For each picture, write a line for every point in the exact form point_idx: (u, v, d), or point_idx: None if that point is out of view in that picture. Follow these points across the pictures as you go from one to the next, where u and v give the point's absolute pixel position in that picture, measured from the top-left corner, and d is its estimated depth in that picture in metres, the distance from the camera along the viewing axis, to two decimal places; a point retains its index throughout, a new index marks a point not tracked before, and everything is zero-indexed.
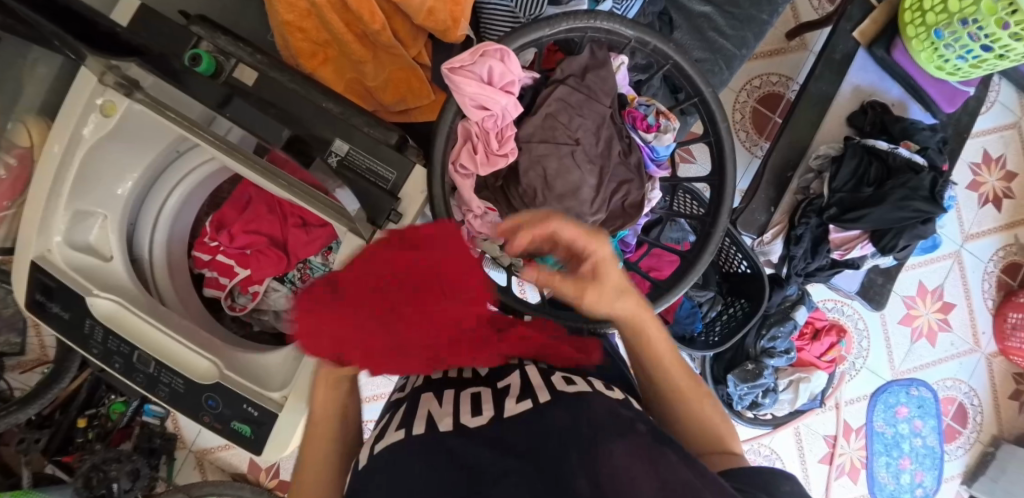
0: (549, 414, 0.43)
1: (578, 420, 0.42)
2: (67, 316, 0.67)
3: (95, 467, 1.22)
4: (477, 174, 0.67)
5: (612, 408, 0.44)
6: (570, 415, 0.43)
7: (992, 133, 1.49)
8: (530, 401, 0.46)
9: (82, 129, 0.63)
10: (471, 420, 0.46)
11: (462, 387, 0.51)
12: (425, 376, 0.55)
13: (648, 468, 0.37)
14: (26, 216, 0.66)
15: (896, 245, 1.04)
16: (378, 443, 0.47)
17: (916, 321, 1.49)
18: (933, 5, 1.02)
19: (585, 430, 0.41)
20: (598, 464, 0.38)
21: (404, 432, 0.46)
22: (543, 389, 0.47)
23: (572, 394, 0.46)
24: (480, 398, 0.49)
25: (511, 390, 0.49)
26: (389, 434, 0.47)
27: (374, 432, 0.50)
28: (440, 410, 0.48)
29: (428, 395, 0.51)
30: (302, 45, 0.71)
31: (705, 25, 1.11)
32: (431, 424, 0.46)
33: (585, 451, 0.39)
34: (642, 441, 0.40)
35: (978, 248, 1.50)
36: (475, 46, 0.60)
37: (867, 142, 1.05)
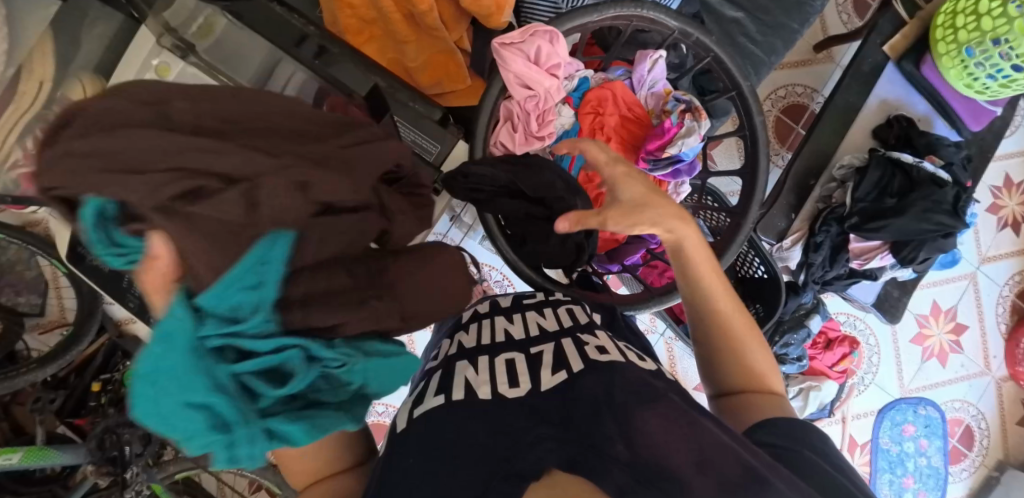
0: (583, 381, 0.45)
1: (612, 385, 0.44)
2: (106, 269, 0.69)
3: (110, 428, 1.24)
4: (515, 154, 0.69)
5: (646, 377, 0.46)
6: (604, 381, 0.44)
7: (1014, 157, 1.49)
8: (566, 372, 0.47)
9: None
10: (510, 389, 0.47)
11: (496, 356, 0.53)
12: (459, 345, 0.57)
13: (682, 432, 0.38)
14: None
15: (915, 257, 1.05)
16: (419, 407, 0.48)
17: (928, 340, 1.49)
18: (965, 23, 1.03)
19: (619, 394, 0.43)
20: (634, 429, 0.39)
21: (445, 398, 0.47)
22: (577, 358, 0.49)
23: (606, 362, 0.47)
24: (517, 368, 0.50)
25: (545, 359, 0.50)
26: (427, 398, 0.49)
27: (412, 396, 0.51)
28: (477, 376, 0.50)
29: (464, 363, 0.53)
30: (349, 22, 0.74)
31: (736, 30, 1.12)
32: (470, 390, 0.48)
33: (620, 413, 0.41)
34: (674, 408, 0.41)
35: (993, 272, 1.50)
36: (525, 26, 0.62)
37: (892, 155, 1.05)
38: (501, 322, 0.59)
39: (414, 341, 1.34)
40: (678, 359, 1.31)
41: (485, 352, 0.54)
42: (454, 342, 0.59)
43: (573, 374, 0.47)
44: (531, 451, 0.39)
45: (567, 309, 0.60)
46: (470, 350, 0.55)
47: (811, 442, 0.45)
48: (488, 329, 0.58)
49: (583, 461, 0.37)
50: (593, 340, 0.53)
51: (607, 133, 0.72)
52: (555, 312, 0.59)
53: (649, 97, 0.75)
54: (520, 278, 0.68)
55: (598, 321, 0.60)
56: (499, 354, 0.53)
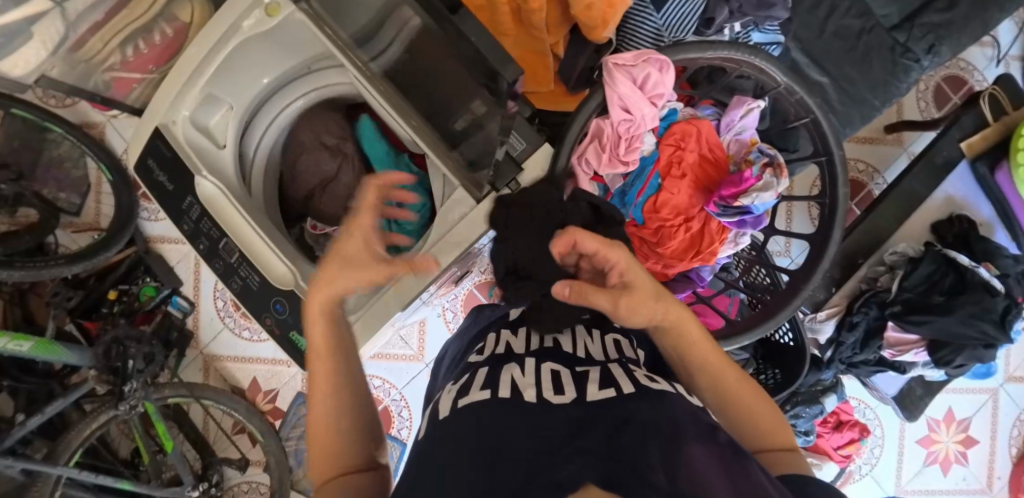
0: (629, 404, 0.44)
1: (662, 414, 0.42)
2: (170, 187, 0.71)
3: (117, 340, 1.25)
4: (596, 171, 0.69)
5: (693, 411, 0.45)
6: (653, 409, 0.43)
7: None
8: (615, 390, 0.46)
9: (243, 21, 0.66)
10: (555, 395, 0.46)
11: (542, 363, 0.52)
12: (506, 347, 0.56)
13: (726, 474, 0.36)
14: (165, 85, 0.69)
15: (951, 360, 1.03)
16: (464, 398, 0.48)
17: (934, 445, 1.46)
18: None
19: (666, 428, 0.41)
20: (679, 459, 0.37)
21: (490, 393, 0.47)
22: (626, 381, 0.48)
23: (655, 391, 0.47)
24: (562, 378, 0.49)
25: (592, 375, 0.49)
26: (474, 391, 0.48)
27: (457, 385, 0.52)
28: (523, 378, 0.49)
29: (512, 363, 0.52)
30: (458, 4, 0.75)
31: (817, 94, 1.12)
32: (516, 392, 0.47)
33: (666, 444, 0.38)
34: (719, 450, 0.40)
35: (1017, 392, 1.47)
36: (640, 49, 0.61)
37: (949, 253, 1.03)
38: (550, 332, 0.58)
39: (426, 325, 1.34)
40: None
41: (533, 356, 0.53)
42: (500, 341, 0.58)
43: (621, 394, 0.45)
44: (567, 449, 0.37)
45: (615, 338, 0.59)
46: (519, 353, 0.55)
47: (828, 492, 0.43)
48: (535, 336, 0.58)
49: (622, 483, 0.33)
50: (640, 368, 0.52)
51: (684, 169, 0.72)
52: (603, 337, 0.59)
53: (733, 143, 0.75)
54: None
55: (643, 358, 0.58)
56: (545, 362, 0.52)
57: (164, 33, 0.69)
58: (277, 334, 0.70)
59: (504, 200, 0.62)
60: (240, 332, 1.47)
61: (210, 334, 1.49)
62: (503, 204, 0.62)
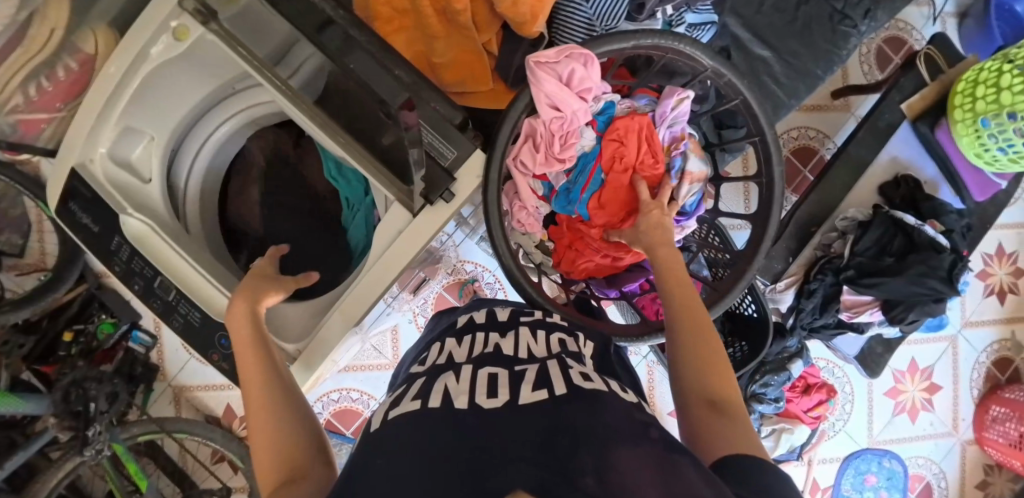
0: (568, 407, 0.44)
1: (595, 417, 0.42)
2: (96, 229, 0.68)
3: (76, 383, 1.21)
4: (534, 172, 0.71)
5: (627, 410, 0.45)
6: (587, 411, 0.43)
7: (1011, 228, 1.52)
8: (547, 392, 0.46)
9: (150, 48, 0.62)
10: (487, 399, 0.46)
11: (478, 367, 0.52)
12: (447, 356, 0.56)
13: (656, 475, 0.37)
14: (76, 123, 0.65)
15: (904, 317, 1.06)
16: (395, 408, 0.47)
17: (901, 396, 1.51)
18: (985, 94, 1.03)
19: (597, 428, 0.41)
20: (608, 464, 0.37)
21: (421, 404, 0.46)
22: (561, 381, 0.48)
23: (589, 390, 0.47)
24: (498, 382, 0.49)
25: (528, 376, 0.50)
26: (407, 401, 0.48)
27: (389, 400, 0.50)
28: (457, 386, 0.49)
29: (448, 373, 0.52)
30: (382, 10, 0.72)
31: (762, 69, 1.12)
32: (448, 400, 0.46)
33: (595, 448, 0.39)
34: (655, 447, 0.40)
35: (974, 337, 1.53)
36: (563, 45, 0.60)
37: (896, 214, 1.06)
38: (492, 338, 0.58)
39: (398, 333, 1.33)
40: (656, 384, 1.31)
41: (471, 362, 0.53)
42: (443, 352, 0.57)
43: (554, 396, 0.46)
44: (505, 469, 0.36)
45: (559, 337, 0.59)
46: (458, 361, 0.54)
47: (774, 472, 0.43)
48: (478, 343, 0.57)
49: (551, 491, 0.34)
50: (578, 366, 0.52)
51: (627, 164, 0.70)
52: (548, 337, 0.58)
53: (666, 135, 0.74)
54: (520, 293, 0.67)
55: (588, 353, 0.58)
56: (483, 367, 0.52)
57: (67, 68, 0.65)
58: (226, 369, 0.68)
59: (439, 212, 0.60)
60: None
61: (177, 364, 1.45)
62: (438, 216, 0.60)
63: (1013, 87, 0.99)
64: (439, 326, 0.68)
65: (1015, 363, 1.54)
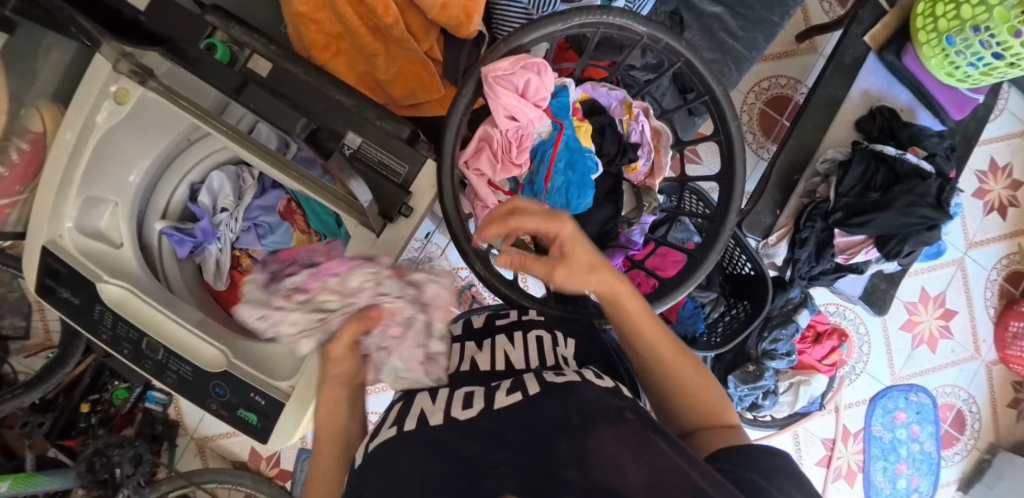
0: (542, 404, 0.44)
1: (566, 406, 0.43)
2: (77, 301, 0.68)
3: (99, 451, 1.23)
4: (491, 176, 0.70)
5: (606, 397, 0.45)
6: (556, 401, 0.44)
7: (1000, 141, 1.49)
8: (521, 394, 0.46)
9: (95, 116, 0.63)
10: (463, 411, 0.47)
11: (456, 384, 0.52)
12: (426, 374, 0.56)
13: (636, 451, 0.37)
14: (39, 201, 0.67)
15: (900, 251, 1.05)
16: (374, 440, 0.48)
17: (917, 327, 1.49)
18: (945, 12, 1.02)
19: (575, 417, 0.42)
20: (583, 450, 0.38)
21: (398, 429, 0.47)
22: (535, 381, 0.48)
23: (563, 384, 0.46)
24: (475, 394, 0.49)
25: (502, 385, 0.49)
26: (385, 430, 0.48)
27: (371, 428, 0.51)
28: (433, 405, 0.49)
29: (425, 395, 0.52)
30: (315, 37, 0.71)
31: (715, 25, 1.11)
32: (424, 420, 0.47)
33: (575, 438, 0.40)
34: (627, 428, 0.40)
35: (981, 256, 1.50)
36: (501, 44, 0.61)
37: (875, 148, 1.05)
38: (469, 351, 0.59)
39: None
40: None
41: (448, 380, 0.53)
42: (421, 371, 0.58)
43: (527, 396, 0.46)
44: (490, 475, 0.38)
45: (537, 336, 0.59)
46: (435, 379, 0.54)
47: (764, 468, 0.46)
48: (454, 355, 0.57)
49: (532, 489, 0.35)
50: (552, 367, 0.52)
51: None
52: (525, 340, 0.59)
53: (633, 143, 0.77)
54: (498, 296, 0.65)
55: (571, 351, 0.58)
56: (461, 386, 0.52)
57: (20, 150, 0.66)
58: (227, 416, 0.68)
59: (401, 228, 0.62)
60: None
61: (195, 416, 1.46)
62: (401, 231, 0.63)
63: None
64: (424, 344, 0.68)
65: None
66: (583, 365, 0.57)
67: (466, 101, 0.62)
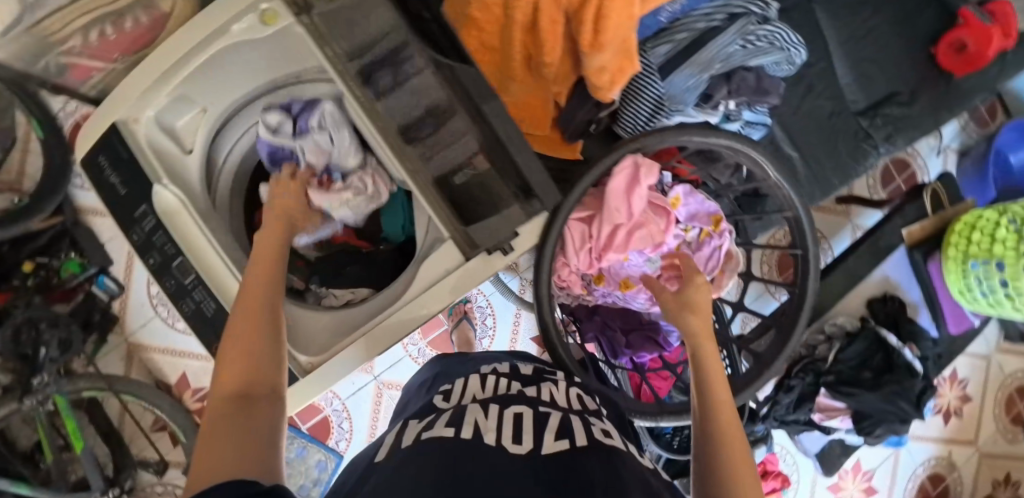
0: (583, 458, 0.43)
1: (616, 470, 0.42)
2: (122, 191, 0.65)
3: (31, 322, 1.14)
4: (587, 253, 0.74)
5: (643, 477, 0.44)
6: (608, 467, 0.43)
7: (967, 357, 1.63)
8: (569, 443, 0.46)
9: (232, 24, 0.61)
10: (513, 444, 0.45)
11: (504, 408, 0.52)
12: (470, 393, 0.56)
13: None
14: (131, 78, 0.63)
15: (872, 432, 1.10)
16: (427, 432, 0.47)
17: (842, 493, 1.57)
18: (979, 240, 1.12)
19: (611, 479, 0.40)
20: None
21: (454, 432, 0.46)
22: (583, 434, 0.48)
23: (608, 445, 0.47)
24: (524, 425, 0.49)
25: (551, 423, 0.49)
26: (438, 427, 0.48)
27: (422, 421, 0.50)
28: (485, 421, 0.49)
29: (475, 407, 0.52)
30: (472, 43, 0.69)
31: (785, 168, 1.19)
32: (477, 433, 0.46)
33: None
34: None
35: (916, 450, 1.61)
36: (619, 144, 0.68)
37: (881, 332, 1.13)
38: (513, 385, 0.58)
39: None
40: None
41: (496, 401, 0.53)
42: (465, 390, 0.57)
43: (576, 447, 0.45)
44: None
45: (576, 391, 0.60)
46: (481, 399, 0.54)
47: None
48: (499, 386, 0.57)
49: None
50: (600, 423, 0.52)
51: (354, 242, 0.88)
52: (568, 388, 0.60)
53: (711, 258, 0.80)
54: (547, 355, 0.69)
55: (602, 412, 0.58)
56: (509, 406, 0.52)
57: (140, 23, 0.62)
58: None
59: (494, 263, 0.60)
60: (175, 324, 1.39)
61: (139, 320, 1.39)
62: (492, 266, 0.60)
63: (1005, 241, 1.07)
64: (455, 373, 0.67)
65: (947, 481, 1.63)
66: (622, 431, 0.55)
67: (604, 165, 0.68)
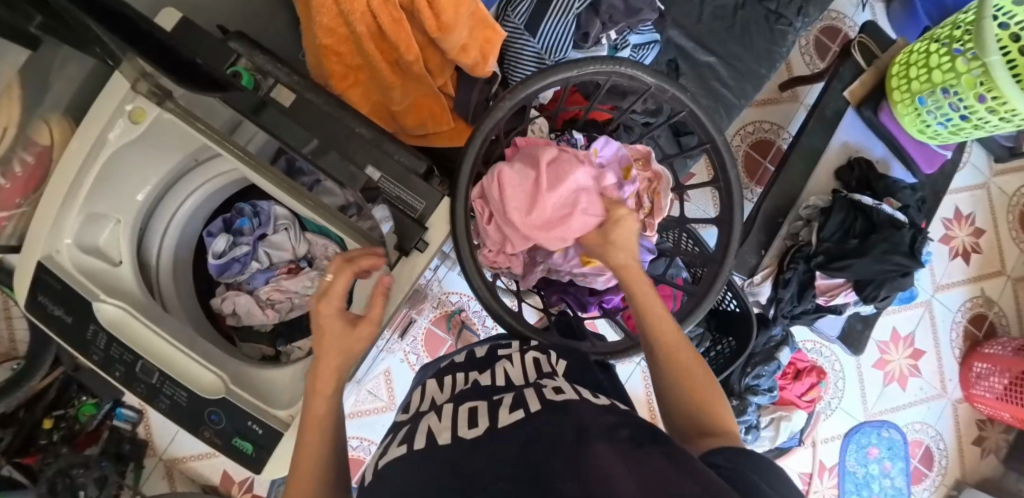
0: (540, 421, 0.44)
1: (565, 422, 0.43)
2: (70, 319, 0.66)
3: (61, 471, 1.21)
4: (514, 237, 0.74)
5: (604, 417, 0.45)
6: (556, 418, 0.43)
7: (965, 192, 1.60)
8: (523, 411, 0.47)
9: (108, 133, 0.64)
10: (469, 431, 0.46)
11: (459, 405, 0.53)
12: (430, 400, 0.57)
13: (631, 468, 0.36)
14: (38, 215, 0.65)
15: (877, 295, 1.11)
16: (383, 458, 0.47)
17: (888, 365, 1.55)
18: (918, 75, 1.11)
19: (572, 434, 0.41)
20: (583, 463, 0.37)
21: (406, 448, 0.46)
22: (534, 400, 0.49)
23: (560, 401, 0.47)
24: (478, 413, 0.49)
25: (506, 401, 0.50)
26: (393, 448, 0.48)
27: (379, 450, 0.51)
28: (439, 424, 0.49)
29: (430, 414, 0.53)
30: (335, 68, 0.73)
31: (709, 74, 1.18)
32: (432, 438, 0.46)
33: (572, 450, 0.39)
34: (622, 446, 0.39)
35: (947, 299, 1.58)
36: (495, 104, 0.64)
37: (854, 197, 1.12)
38: (471, 375, 0.59)
39: (391, 375, 1.33)
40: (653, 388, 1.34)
41: (453, 400, 0.54)
42: (426, 396, 0.59)
43: (529, 413, 0.46)
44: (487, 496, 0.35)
45: (534, 356, 0.61)
46: (442, 402, 0.55)
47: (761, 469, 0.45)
48: (457, 383, 0.59)
49: None
50: (553, 383, 0.53)
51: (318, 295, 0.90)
52: (525, 357, 0.61)
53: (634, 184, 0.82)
54: (503, 327, 0.69)
55: (565, 369, 0.60)
56: (466, 399, 0.54)
57: (24, 161, 0.64)
58: (219, 444, 0.67)
59: (414, 262, 0.66)
60: None
61: (166, 436, 1.42)
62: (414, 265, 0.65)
63: (942, 66, 1.05)
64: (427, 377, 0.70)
65: (990, 318, 1.60)
66: (585, 385, 0.57)
67: (483, 137, 0.65)
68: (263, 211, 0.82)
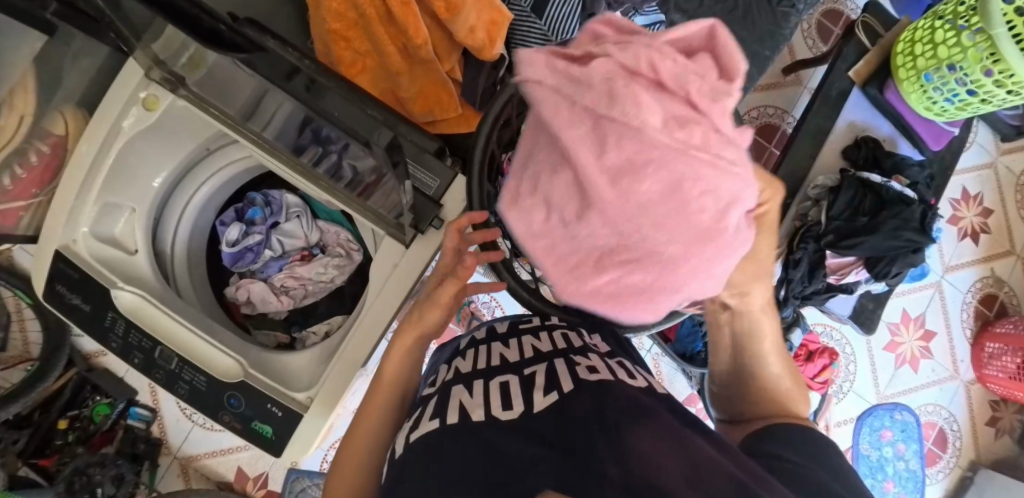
0: (576, 403, 0.44)
1: (603, 406, 0.43)
2: (87, 309, 0.67)
3: (79, 470, 1.25)
4: None
5: (635, 397, 0.45)
6: (597, 402, 0.44)
7: (971, 172, 1.59)
8: (558, 393, 0.47)
9: (121, 121, 0.65)
10: (503, 412, 0.46)
11: (491, 379, 0.53)
12: (454, 371, 0.58)
13: (672, 447, 0.36)
14: (55, 205, 0.66)
15: (889, 271, 1.11)
16: (415, 431, 0.48)
17: (900, 347, 1.54)
18: (923, 53, 1.10)
19: (610, 417, 0.41)
20: (626, 446, 0.37)
21: (439, 421, 0.46)
22: (567, 378, 0.49)
23: (595, 381, 0.48)
24: (511, 391, 0.50)
25: (538, 380, 0.50)
26: (424, 423, 0.48)
27: (409, 422, 0.51)
28: (472, 399, 0.49)
29: (459, 388, 0.53)
30: (344, 53, 0.74)
31: None
32: (465, 414, 0.47)
33: (611, 435, 0.39)
34: (657, 425, 0.39)
35: (957, 280, 1.58)
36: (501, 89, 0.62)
37: (862, 176, 1.12)
38: (497, 350, 0.60)
39: None
40: (664, 373, 1.34)
41: (480, 376, 0.54)
42: (449, 369, 0.60)
43: (564, 394, 0.47)
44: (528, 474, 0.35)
45: (562, 332, 0.61)
46: (465, 375, 0.55)
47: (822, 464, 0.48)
48: (482, 356, 0.59)
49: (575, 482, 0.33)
50: (585, 361, 0.53)
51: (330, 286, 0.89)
52: (550, 334, 0.61)
53: None
54: (519, 302, 0.69)
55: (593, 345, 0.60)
56: (495, 377, 0.53)
57: (40, 153, 0.65)
58: (238, 428, 0.68)
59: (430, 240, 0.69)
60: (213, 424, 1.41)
61: (180, 435, 1.38)
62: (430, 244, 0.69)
63: (947, 41, 1.05)
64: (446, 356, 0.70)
65: (1001, 297, 1.59)
66: (615, 358, 0.57)
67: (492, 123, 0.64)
68: (274, 200, 0.82)
